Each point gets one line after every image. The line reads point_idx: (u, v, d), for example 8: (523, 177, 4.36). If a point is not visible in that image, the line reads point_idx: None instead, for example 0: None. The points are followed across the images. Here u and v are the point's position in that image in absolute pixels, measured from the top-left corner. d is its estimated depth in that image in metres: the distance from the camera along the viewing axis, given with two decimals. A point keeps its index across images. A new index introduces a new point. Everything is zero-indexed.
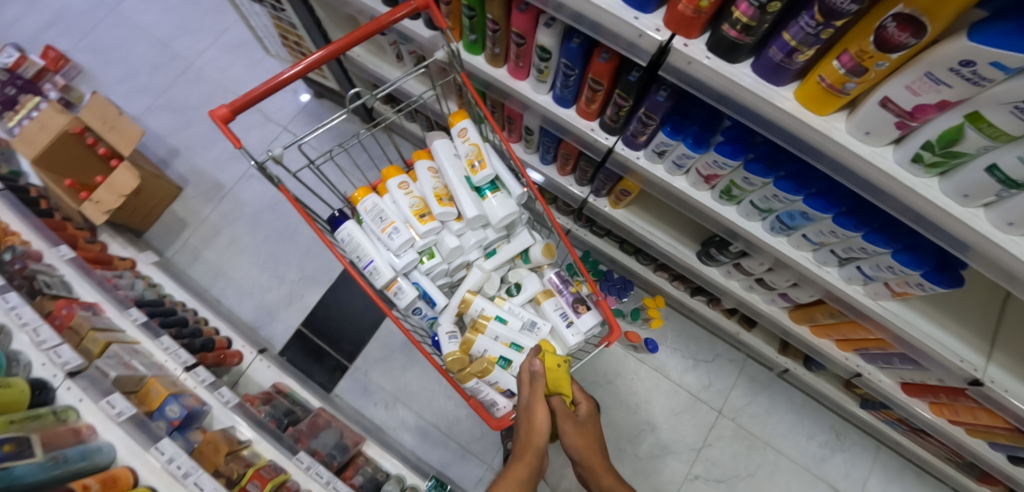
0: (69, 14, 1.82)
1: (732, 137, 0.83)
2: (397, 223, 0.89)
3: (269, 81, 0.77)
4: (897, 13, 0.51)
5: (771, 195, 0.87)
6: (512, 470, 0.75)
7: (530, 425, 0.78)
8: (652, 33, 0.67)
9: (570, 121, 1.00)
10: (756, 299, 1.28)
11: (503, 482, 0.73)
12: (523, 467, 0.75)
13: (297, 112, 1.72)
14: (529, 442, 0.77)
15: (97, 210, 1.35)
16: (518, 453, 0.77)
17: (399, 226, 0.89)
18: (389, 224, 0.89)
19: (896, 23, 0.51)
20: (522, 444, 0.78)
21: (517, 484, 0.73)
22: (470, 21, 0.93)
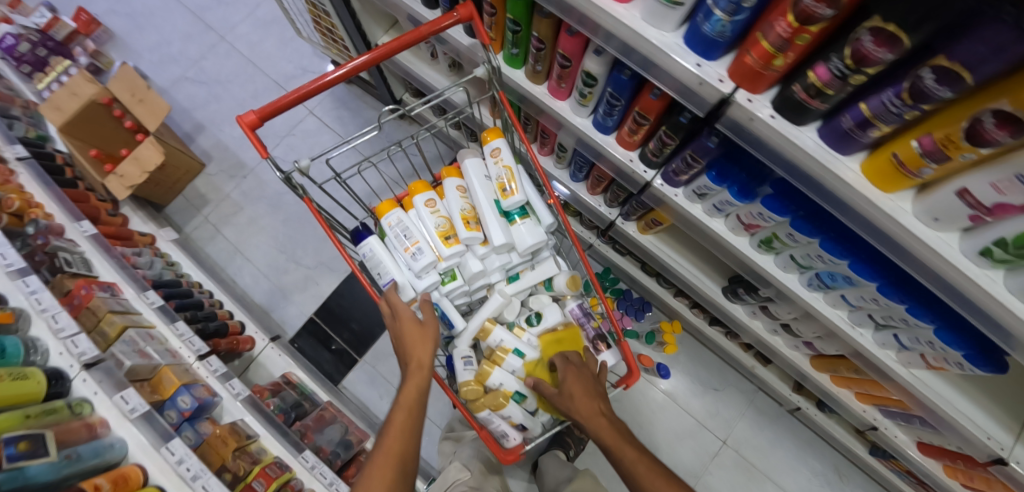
0: None
1: (782, 191, 0.78)
2: (422, 243, 0.86)
3: (299, 89, 0.73)
4: (998, 109, 0.44)
5: (815, 253, 0.82)
6: (409, 384, 0.78)
7: (412, 344, 0.81)
8: (715, 84, 0.62)
9: (608, 148, 0.94)
10: (778, 343, 1.23)
11: (402, 398, 0.77)
12: (417, 381, 0.78)
13: (325, 95, 1.68)
14: (415, 359, 0.80)
15: (120, 185, 1.34)
16: (412, 367, 0.80)
17: (423, 246, 0.85)
18: (413, 243, 0.86)
19: (995, 121, 0.44)
20: (409, 362, 0.81)
21: (413, 395, 0.77)
22: (514, 35, 0.87)
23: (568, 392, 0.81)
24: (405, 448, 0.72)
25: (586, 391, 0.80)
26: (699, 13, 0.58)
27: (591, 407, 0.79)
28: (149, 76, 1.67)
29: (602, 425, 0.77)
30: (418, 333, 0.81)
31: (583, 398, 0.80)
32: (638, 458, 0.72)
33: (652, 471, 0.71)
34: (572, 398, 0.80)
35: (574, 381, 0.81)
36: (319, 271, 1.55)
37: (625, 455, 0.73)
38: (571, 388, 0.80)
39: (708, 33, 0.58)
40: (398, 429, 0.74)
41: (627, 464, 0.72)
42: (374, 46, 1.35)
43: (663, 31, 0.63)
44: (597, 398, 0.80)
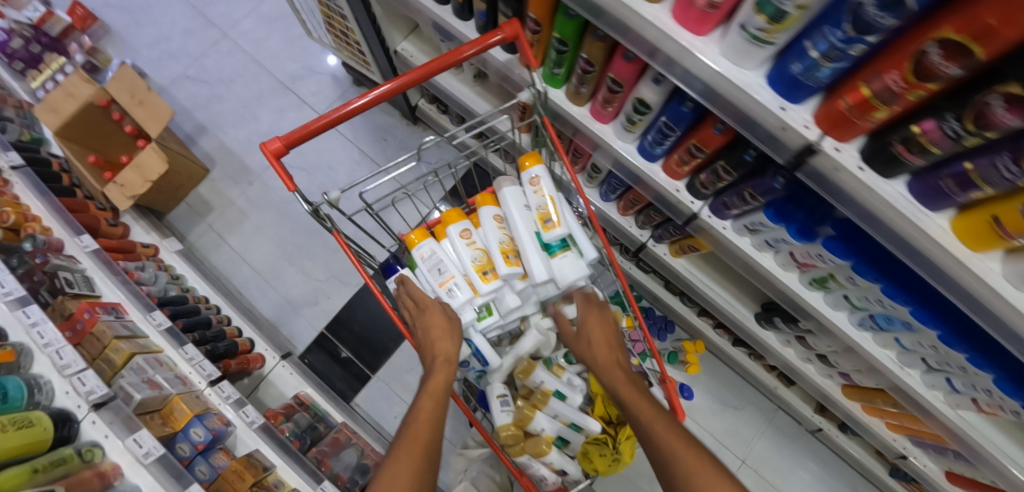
0: None
1: (845, 232, 0.73)
2: (459, 279, 0.80)
3: (328, 116, 0.66)
4: None
5: (874, 297, 0.77)
6: (433, 380, 0.73)
7: (436, 335, 0.77)
8: (800, 129, 0.56)
9: (653, 176, 0.89)
10: (811, 371, 1.19)
11: (426, 394, 0.72)
12: (444, 371, 0.74)
13: (335, 98, 1.58)
14: (441, 352, 0.76)
15: (121, 194, 1.26)
16: (436, 359, 0.75)
17: (460, 282, 0.80)
18: (448, 279, 0.80)
19: None
20: (435, 355, 0.76)
21: (438, 390, 0.72)
22: (560, 55, 0.81)
23: (584, 337, 0.83)
24: (430, 440, 0.66)
25: (606, 340, 0.80)
26: (791, 55, 0.52)
27: (607, 358, 0.78)
28: (149, 73, 1.59)
29: (619, 375, 0.75)
30: (438, 323, 0.77)
31: (602, 348, 0.80)
32: (656, 417, 0.67)
33: (669, 430, 0.65)
34: (592, 344, 0.80)
35: (594, 330, 0.81)
36: (330, 285, 1.49)
37: (644, 414, 0.68)
38: (586, 341, 0.81)
39: (799, 76, 0.53)
40: (425, 420, 0.68)
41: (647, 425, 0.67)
42: (393, 51, 1.26)
43: (745, 68, 0.57)
44: (613, 348, 0.80)
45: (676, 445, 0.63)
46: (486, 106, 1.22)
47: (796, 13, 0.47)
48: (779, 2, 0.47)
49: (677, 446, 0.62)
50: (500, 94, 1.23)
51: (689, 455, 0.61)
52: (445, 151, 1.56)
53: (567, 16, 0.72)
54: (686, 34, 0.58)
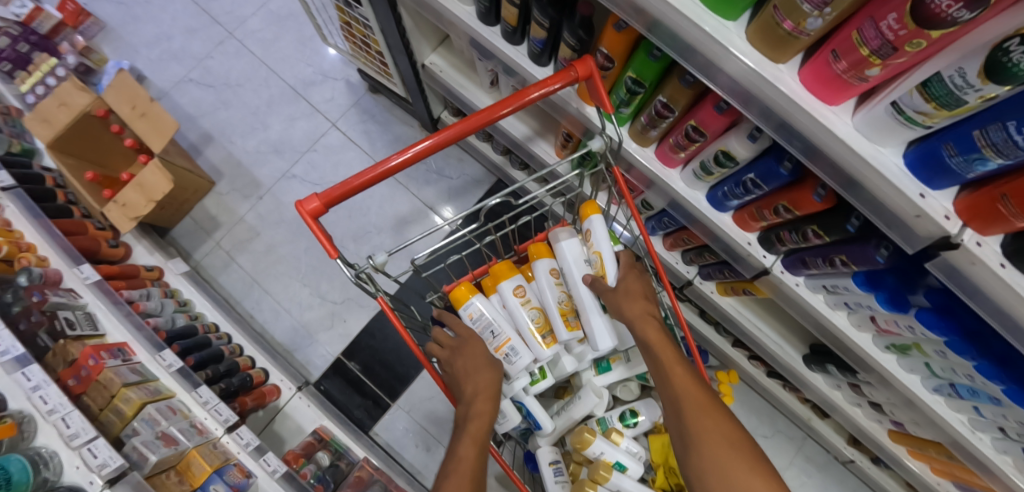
0: None
1: (941, 305, 0.65)
2: (517, 345, 0.74)
3: (378, 177, 0.55)
4: None
5: (964, 372, 0.70)
6: (471, 425, 0.62)
7: (476, 368, 0.67)
8: (939, 221, 0.50)
9: (723, 228, 0.82)
10: (858, 415, 1.13)
11: (462, 440, 0.60)
12: (486, 407, 0.64)
13: (349, 106, 1.50)
14: (481, 383, 0.66)
15: (122, 215, 1.16)
16: (474, 395, 0.65)
17: (518, 347, 0.74)
18: (505, 343, 0.73)
19: None
20: (473, 390, 0.65)
21: (479, 436, 0.61)
22: (631, 95, 0.73)
23: (622, 291, 0.68)
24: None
25: (642, 291, 0.68)
26: (948, 139, 0.45)
27: (638, 306, 0.66)
28: (149, 76, 1.54)
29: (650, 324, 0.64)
30: (478, 355, 0.69)
31: (636, 298, 0.67)
32: (676, 359, 0.60)
33: (686, 372, 0.59)
34: (626, 294, 0.67)
35: (631, 284, 0.68)
36: (345, 307, 1.40)
37: (664, 358, 0.60)
38: (616, 296, 0.67)
39: (949, 161, 0.46)
40: (469, 472, 0.57)
41: (664, 365, 0.60)
42: (421, 65, 1.14)
43: (882, 146, 0.52)
44: (649, 302, 0.67)
45: (690, 391, 0.57)
46: (524, 128, 1.12)
47: (977, 104, 0.40)
48: (960, 90, 0.39)
49: (696, 405, 0.55)
50: (538, 114, 1.14)
51: (709, 411, 0.55)
52: (469, 166, 1.50)
53: (651, 56, 0.65)
54: (814, 100, 0.52)
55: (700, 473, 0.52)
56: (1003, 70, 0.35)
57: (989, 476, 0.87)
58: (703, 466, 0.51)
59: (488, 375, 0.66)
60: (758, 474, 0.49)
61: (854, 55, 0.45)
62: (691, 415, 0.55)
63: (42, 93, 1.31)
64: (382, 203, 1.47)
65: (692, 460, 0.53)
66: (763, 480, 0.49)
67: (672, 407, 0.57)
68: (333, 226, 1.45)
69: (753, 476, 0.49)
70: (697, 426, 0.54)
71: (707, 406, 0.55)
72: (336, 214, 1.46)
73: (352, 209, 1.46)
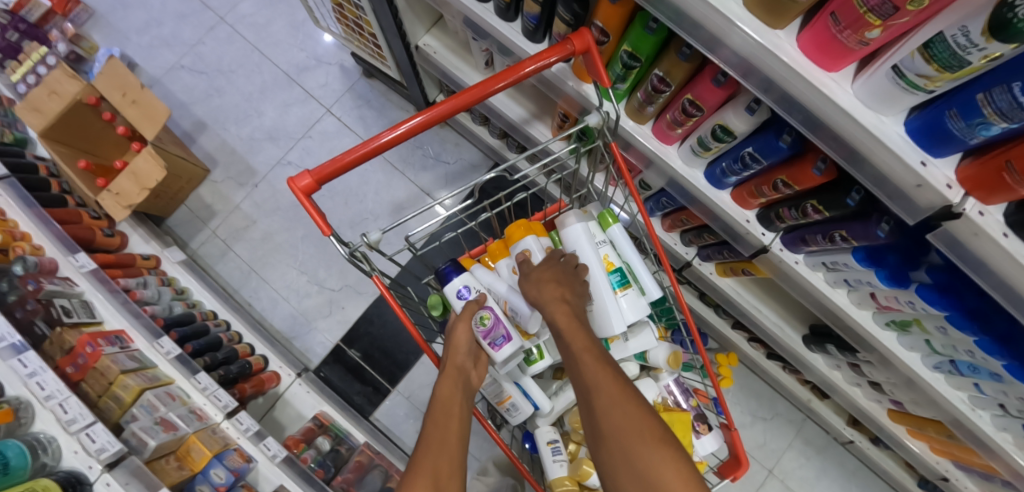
0: None
1: (944, 282, 0.64)
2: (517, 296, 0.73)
3: (370, 151, 0.54)
4: None
5: (965, 348, 0.69)
6: (442, 388, 0.63)
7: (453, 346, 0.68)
8: (941, 190, 0.49)
9: (721, 205, 0.81)
10: (856, 394, 1.13)
11: (433, 425, 0.59)
12: (452, 385, 0.64)
13: (344, 91, 1.48)
14: (450, 362, 0.67)
15: (118, 203, 1.15)
16: (443, 367, 0.66)
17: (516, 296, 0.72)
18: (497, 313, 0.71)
19: None
20: (446, 362, 0.67)
21: (449, 400, 0.61)
22: (627, 69, 0.71)
23: (534, 277, 0.67)
24: (452, 470, 0.54)
25: (555, 276, 0.67)
26: (952, 104, 0.44)
27: (552, 291, 0.65)
28: (140, 64, 1.52)
29: (562, 310, 0.62)
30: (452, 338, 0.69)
31: (549, 283, 0.66)
32: (586, 345, 0.59)
33: (596, 361, 0.58)
34: (539, 282, 0.66)
35: (543, 271, 0.67)
36: (342, 293, 1.40)
37: (574, 346, 0.59)
38: (530, 285, 0.66)
39: (953, 128, 0.45)
40: (450, 444, 0.56)
41: (575, 356, 0.59)
42: (414, 46, 1.12)
43: (884, 115, 0.50)
44: (558, 283, 0.66)
45: (603, 381, 0.56)
46: (519, 110, 1.11)
47: (981, 64, 0.38)
48: (963, 50, 0.38)
49: (611, 396, 0.54)
50: (534, 96, 1.12)
51: (616, 394, 0.55)
52: (466, 150, 1.49)
53: (647, 28, 0.63)
54: (813, 68, 0.51)
55: (618, 474, 0.52)
56: (1006, 26, 0.33)
57: (990, 455, 0.86)
58: (616, 463, 0.52)
59: (461, 337, 0.68)
60: (672, 464, 0.50)
61: (854, 17, 0.43)
62: (602, 401, 0.55)
63: (32, 82, 1.29)
64: (379, 188, 1.46)
65: (605, 456, 0.54)
66: (677, 472, 0.49)
67: (587, 400, 0.57)
68: (330, 212, 1.45)
69: (663, 462, 0.50)
70: (607, 413, 0.54)
71: (623, 396, 0.55)
72: (333, 202, 1.45)
73: (348, 195, 1.46)
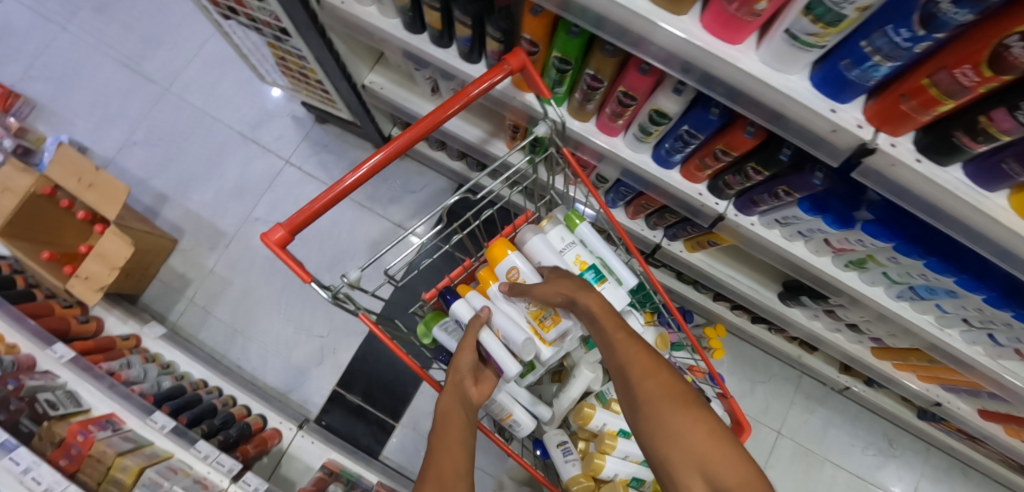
0: (12, 41, 1.61)
1: (886, 216, 0.69)
2: (510, 325, 0.74)
3: (338, 193, 0.56)
4: None
5: (918, 272, 0.74)
6: (443, 402, 0.67)
7: (462, 354, 0.71)
8: (853, 131, 0.55)
9: (671, 182, 0.86)
10: (839, 339, 1.18)
11: (442, 433, 0.63)
12: (450, 398, 0.67)
13: (299, 140, 1.51)
14: (451, 379, 0.70)
15: (88, 288, 1.14)
16: (455, 381, 0.69)
17: (508, 324, 0.74)
18: (490, 348, 0.75)
19: None
20: (455, 375, 0.70)
21: (454, 409, 0.65)
22: (561, 74, 0.76)
23: (552, 281, 0.71)
24: (457, 468, 0.57)
25: (561, 275, 0.72)
26: (844, 54, 0.50)
27: (568, 287, 0.69)
28: (90, 147, 1.51)
29: (590, 297, 0.66)
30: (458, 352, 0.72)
31: (560, 281, 0.70)
32: (617, 327, 0.63)
33: (628, 338, 0.61)
34: (551, 282, 0.70)
35: (558, 274, 0.73)
36: (330, 337, 1.40)
37: (608, 328, 0.63)
38: (541, 287, 0.70)
39: (849, 75, 0.51)
40: (457, 447, 0.60)
41: (608, 336, 0.62)
42: (361, 86, 1.16)
43: (790, 74, 0.56)
44: (565, 280, 0.70)
45: (636, 356, 0.59)
46: (472, 128, 1.15)
47: (855, 15, 0.44)
48: (837, 6, 0.43)
49: (644, 369, 0.58)
50: (484, 113, 1.17)
51: (649, 367, 0.58)
52: (430, 176, 1.52)
53: (570, 33, 0.68)
54: (718, 43, 0.56)
55: (653, 438, 0.54)
56: None
57: (968, 370, 0.92)
58: (652, 430, 0.54)
59: (462, 358, 0.70)
60: (703, 425, 0.52)
61: None
62: (636, 375, 0.58)
63: None
64: (350, 228, 1.47)
65: (641, 424, 0.56)
66: (708, 431, 0.51)
67: (619, 374, 0.60)
68: (306, 260, 1.45)
69: (697, 428, 0.52)
70: (641, 384, 0.57)
71: (651, 367, 0.58)
72: (307, 249, 1.46)
73: (321, 239, 1.47)
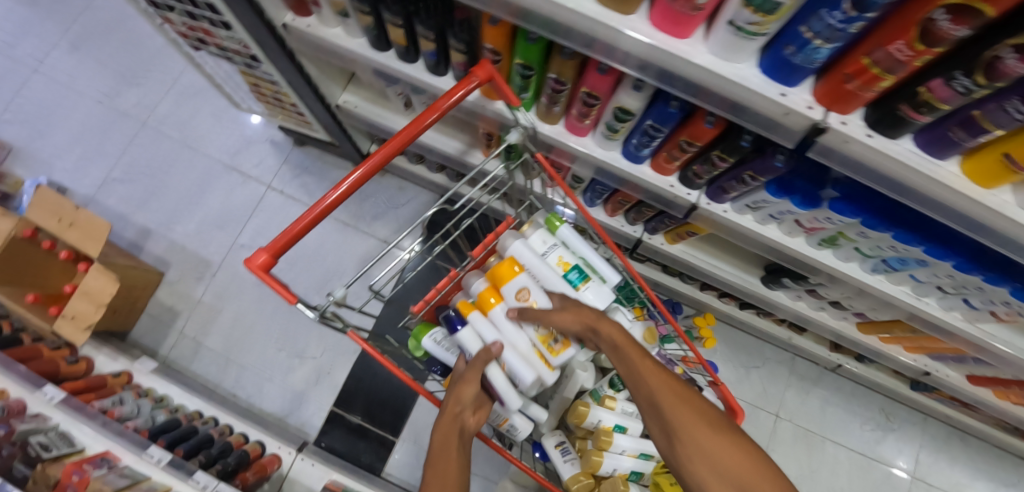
0: None
1: (850, 192, 0.72)
2: (519, 362, 0.76)
3: (320, 213, 0.58)
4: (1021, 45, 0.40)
5: (887, 244, 0.77)
6: (439, 432, 0.67)
7: (462, 387, 0.71)
8: (805, 112, 0.57)
9: (642, 177, 0.88)
10: (824, 317, 1.21)
11: (438, 464, 0.64)
12: (448, 429, 0.67)
13: (279, 164, 1.52)
14: (449, 409, 0.69)
15: (75, 327, 1.14)
16: (454, 409, 0.69)
17: (516, 360, 0.75)
18: (496, 381, 0.76)
19: (1018, 56, 0.41)
20: (452, 403, 0.69)
21: (451, 442, 0.66)
22: (525, 80, 0.78)
23: (567, 309, 0.72)
24: None
25: (572, 302, 0.73)
26: (786, 40, 0.52)
27: (586, 315, 0.71)
28: (69, 187, 1.51)
29: (611, 327, 0.68)
30: (459, 382, 0.72)
31: (575, 310, 0.72)
32: (642, 356, 0.65)
33: (655, 368, 0.64)
34: (565, 309, 0.72)
35: (571, 302, 0.74)
36: (325, 358, 1.40)
37: (633, 357, 0.65)
38: (559, 314, 0.72)
39: (794, 59, 0.53)
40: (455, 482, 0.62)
41: (634, 365, 0.65)
42: (335, 106, 1.17)
43: (737, 63, 0.58)
44: (575, 307, 0.72)
45: (665, 386, 0.62)
46: (447, 140, 1.17)
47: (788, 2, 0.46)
48: None
49: (675, 398, 0.61)
50: (458, 124, 1.19)
51: (680, 394, 0.62)
52: (412, 190, 1.54)
53: (528, 39, 0.70)
54: (668, 39, 0.58)
55: (693, 464, 0.58)
56: None
57: (949, 336, 0.94)
58: (691, 457, 0.58)
59: (465, 392, 0.70)
60: (740, 451, 0.57)
61: None
62: (668, 404, 0.61)
63: None
64: (336, 247, 1.48)
65: (679, 452, 0.59)
66: (745, 456, 0.56)
67: (650, 404, 0.63)
68: (294, 282, 1.45)
69: (735, 453, 0.56)
70: (675, 413, 0.60)
71: (680, 393, 0.62)
72: (295, 272, 1.46)
73: (308, 261, 1.47)
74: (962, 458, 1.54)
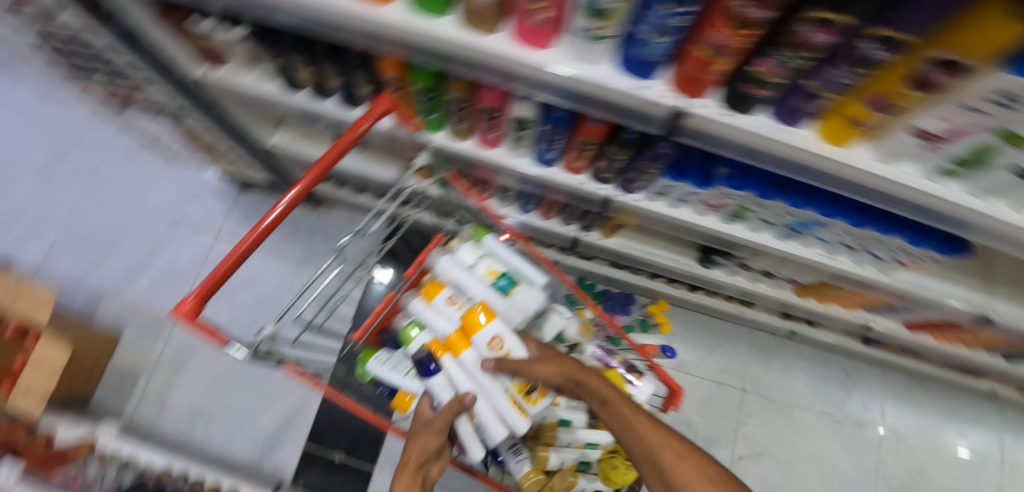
0: None
1: (739, 168, 0.78)
2: (489, 417, 0.80)
3: (242, 251, 0.62)
4: (811, 20, 0.47)
5: (783, 211, 0.83)
6: (399, 483, 0.70)
7: (424, 437, 0.74)
8: (662, 101, 0.63)
9: (556, 179, 0.93)
10: (762, 288, 1.27)
11: None
12: (408, 481, 0.70)
13: (227, 211, 1.55)
14: (409, 460, 0.72)
15: (32, 399, 1.13)
16: (420, 459, 0.72)
17: (485, 410, 0.80)
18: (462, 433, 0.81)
19: (815, 28, 0.47)
20: (414, 453, 0.73)
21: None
22: (429, 102, 0.84)
23: (547, 359, 0.80)
24: None
25: (551, 356, 0.81)
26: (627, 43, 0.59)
27: (570, 367, 0.79)
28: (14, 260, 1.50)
29: (602, 385, 0.78)
30: (425, 429, 0.75)
31: (558, 363, 0.80)
32: (634, 413, 0.73)
33: (649, 425, 0.71)
34: (547, 362, 0.79)
35: (552, 355, 0.81)
36: (294, 397, 1.40)
37: (626, 413, 0.73)
38: (542, 365, 0.79)
39: (641, 56, 0.59)
40: None
41: (629, 421, 0.72)
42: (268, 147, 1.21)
43: (596, 64, 0.64)
44: (555, 360, 0.80)
45: (660, 441, 0.69)
46: (381, 167, 1.22)
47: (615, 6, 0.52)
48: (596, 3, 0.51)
49: (671, 451, 0.68)
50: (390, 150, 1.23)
51: (677, 450, 0.68)
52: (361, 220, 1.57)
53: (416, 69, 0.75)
54: (531, 52, 0.64)
55: None
56: None
57: (867, 288, 1.00)
58: None
59: (427, 440, 0.73)
60: None
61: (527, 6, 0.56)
62: (665, 458, 0.67)
63: None
64: (293, 285, 1.50)
65: None
66: None
67: (649, 460, 0.68)
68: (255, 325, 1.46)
69: None
70: (673, 467, 0.66)
71: (676, 448, 0.68)
72: (254, 315, 1.47)
73: (267, 302, 1.48)
74: (923, 404, 1.61)
